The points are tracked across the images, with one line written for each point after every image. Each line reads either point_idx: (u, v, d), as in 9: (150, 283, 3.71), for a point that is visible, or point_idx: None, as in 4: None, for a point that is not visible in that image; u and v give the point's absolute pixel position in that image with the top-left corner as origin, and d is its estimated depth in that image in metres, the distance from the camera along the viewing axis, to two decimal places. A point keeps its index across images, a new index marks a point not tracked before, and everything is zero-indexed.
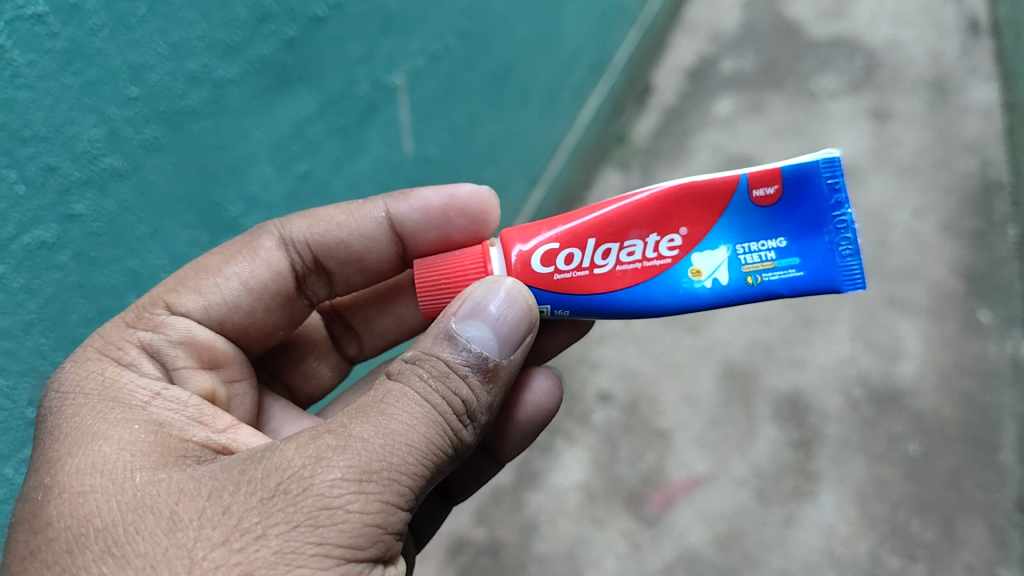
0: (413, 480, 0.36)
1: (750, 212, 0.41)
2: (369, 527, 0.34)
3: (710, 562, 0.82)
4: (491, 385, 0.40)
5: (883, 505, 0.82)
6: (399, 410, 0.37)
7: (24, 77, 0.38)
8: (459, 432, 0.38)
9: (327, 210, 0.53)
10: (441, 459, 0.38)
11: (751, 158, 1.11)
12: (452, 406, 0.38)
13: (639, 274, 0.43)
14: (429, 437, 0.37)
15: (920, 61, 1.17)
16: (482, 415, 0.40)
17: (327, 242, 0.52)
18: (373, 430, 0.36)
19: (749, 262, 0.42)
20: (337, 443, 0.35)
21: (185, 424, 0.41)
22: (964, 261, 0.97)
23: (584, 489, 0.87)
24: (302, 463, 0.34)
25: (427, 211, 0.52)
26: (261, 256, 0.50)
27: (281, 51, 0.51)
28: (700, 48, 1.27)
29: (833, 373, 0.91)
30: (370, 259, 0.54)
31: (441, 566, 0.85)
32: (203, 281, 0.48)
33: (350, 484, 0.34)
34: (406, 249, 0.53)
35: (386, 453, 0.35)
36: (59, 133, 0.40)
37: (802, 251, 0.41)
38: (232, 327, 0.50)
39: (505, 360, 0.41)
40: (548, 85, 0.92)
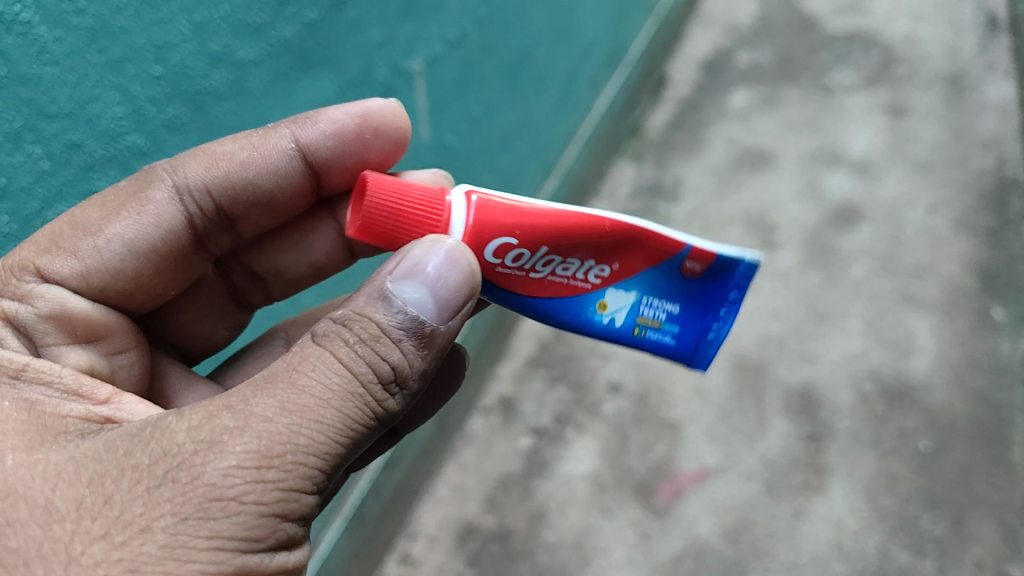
0: (322, 458, 0.34)
1: (671, 275, 0.41)
2: (264, 516, 0.32)
3: (718, 553, 0.82)
4: (427, 350, 0.37)
5: (893, 500, 0.82)
6: (314, 382, 0.34)
7: (50, 54, 0.38)
8: (382, 400, 0.36)
9: (224, 144, 0.47)
10: (360, 433, 0.35)
11: (767, 152, 1.10)
12: (378, 373, 0.36)
13: (560, 289, 0.41)
14: (346, 414, 0.34)
15: (938, 57, 1.16)
16: (415, 379, 0.37)
17: (231, 182, 0.47)
18: (279, 408, 0.33)
19: (643, 316, 0.42)
20: (235, 423, 0.32)
21: (59, 400, 0.37)
22: (979, 257, 0.96)
23: (593, 478, 0.87)
24: (194, 448, 0.31)
25: (338, 132, 0.48)
26: (147, 209, 0.45)
27: (302, 34, 0.51)
28: (716, 40, 1.26)
29: (845, 367, 0.91)
30: (280, 196, 0.50)
31: (449, 550, 0.86)
32: (80, 242, 0.43)
33: (246, 472, 0.31)
34: (320, 176, 0.50)
35: (292, 434, 0.33)
36: (83, 110, 0.41)
37: (685, 323, 0.42)
38: (117, 287, 0.46)
39: (442, 325, 0.38)
40: (563, 74, 0.92)
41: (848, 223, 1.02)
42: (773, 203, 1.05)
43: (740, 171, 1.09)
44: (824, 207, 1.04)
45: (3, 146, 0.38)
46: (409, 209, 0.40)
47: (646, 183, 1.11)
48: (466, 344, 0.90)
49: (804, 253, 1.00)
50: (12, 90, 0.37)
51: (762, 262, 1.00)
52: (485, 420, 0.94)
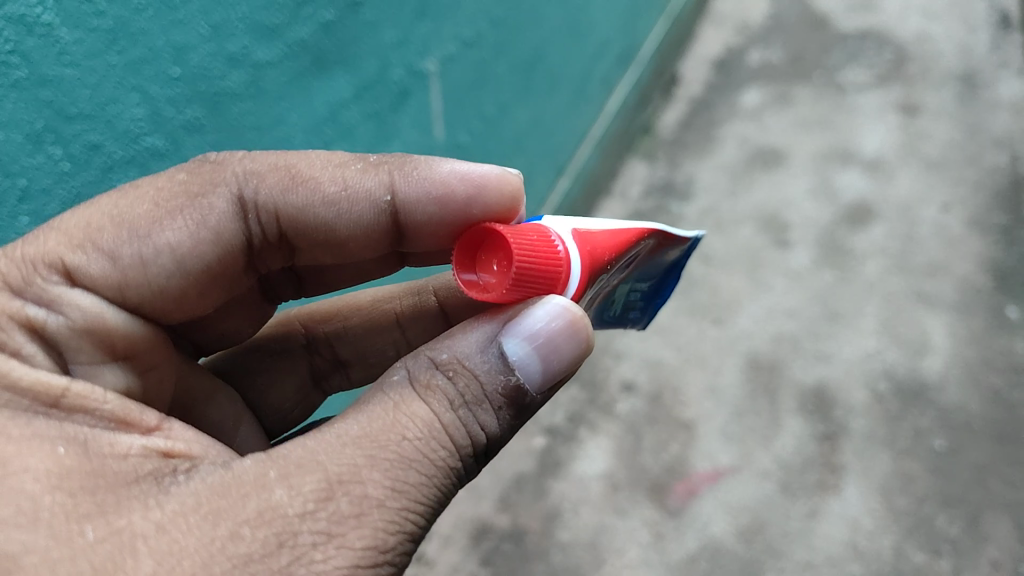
0: (421, 534, 0.35)
1: (667, 263, 0.45)
2: None
3: (732, 553, 0.82)
4: (519, 419, 0.38)
5: (908, 500, 0.82)
6: (424, 455, 0.35)
7: (71, 55, 0.39)
8: (468, 471, 0.37)
9: (319, 174, 0.45)
10: (444, 506, 0.36)
11: (779, 151, 1.10)
12: (475, 448, 0.37)
13: (599, 298, 0.42)
14: (440, 492, 0.35)
15: (951, 54, 1.16)
16: (498, 448, 0.39)
17: (301, 218, 0.46)
18: (393, 492, 0.33)
19: (633, 299, 0.46)
20: (353, 509, 0.32)
21: (109, 432, 0.34)
22: (993, 256, 0.96)
23: (607, 478, 0.87)
24: (315, 538, 0.31)
25: (443, 201, 0.45)
26: (205, 222, 0.43)
27: (318, 34, 0.52)
28: (728, 38, 1.25)
29: (859, 366, 0.90)
30: (351, 243, 0.48)
31: (464, 550, 0.86)
32: (131, 248, 0.40)
33: (364, 565, 0.32)
34: (404, 232, 0.47)
35: (403, 522, 0.33)
36: (103, 111, 0.41)
37: (650, 296, 0.47)
38: (153, 301, 0.43)
39: (539, 395, 0.38)
40: (576, 74, 0.92)
41: (861, 222, 1.01)
42: (785, 202, 1.05)
43: (753, 170, 1.09)
44: (838, 206, 1.03)
45: (23, 146, 0.39)
46: (546, 264, 0.35)
47: (659, 182, 1.11)
48: None
49: (818, 252, 1.00)
50: (31, 92, 0.38)
51: (776, 261, 0.99)
52: None
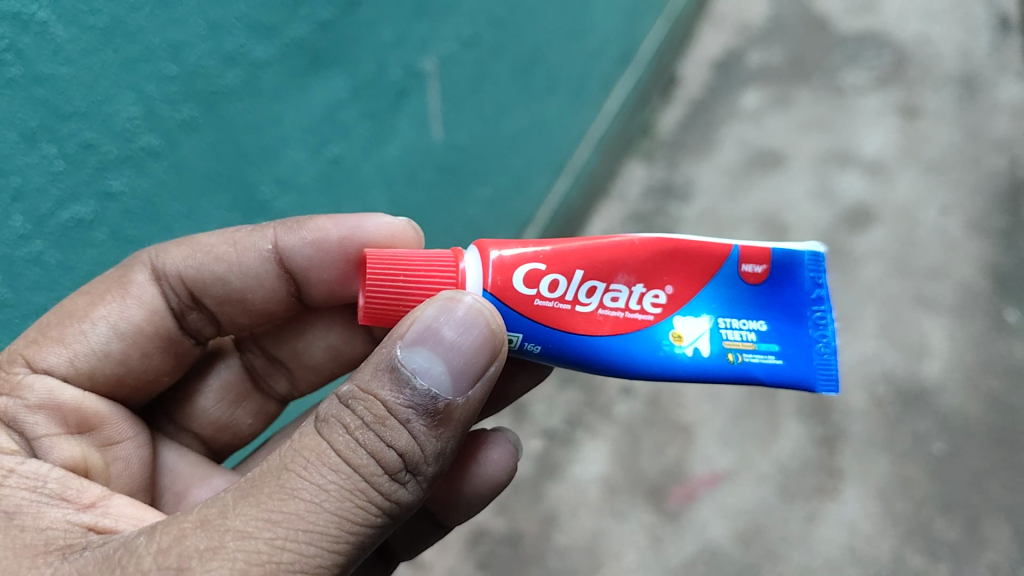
0: (327, 562, 0.33)
1: (735, 283, 0.42)
2: None
3: (730, 556, 0.81)
4: (442, 429, 0.36)
5: (908, 504, 0.82)
6: (310, 483, 0.34)
7: (66, 53, 0.38)
8: (389, 491, 0.35)
9: (208, 237, 0.49)
10: (364, 531, 0.35)
11: (778, 153, 1.10)
12: (383, 465, 0.35)
13: (619, 324, 0.41)
14: (342, 516, 0.34)
15: (950, 57, 1.16)
16: (429, 464, 0.37)
17: (203, 277, 0.49)
18: (261, 521, 0.32)
19: (730, 339, 0.42)
20: (210, 543, 0.31)
21: (41, 507, 0.37)
22: (992, 259, 0.96)
23: (605, 481, 0.87)
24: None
25: (320, 243, 0.49)
26: (129, 299, 0.47)
27: (316, 33, 0.51)
28: (727, 39, 1.25)
29: (859, 369, 0.90)
30: (253, 298, 0.51)
31: (460, 554, 0.85)
32: (68, 332, 0.45)
33: None
34: (298, 288, 0.51)
35: (276, 550, 0.32)
36: (97, 110, 0.40)
37: (782, 339, 0.42)
38: (105, 379, 0.48)
39: (460, 398, 0.37)
40: (575, 75, 0.91)
41: (860, 224, 1.01)
42: (785, 204, 1.04)
43: (752, 173, 1.08)
44: (837, 208, 1.03)
45: (17, 145, 0.38)
46: (415, 266, 0.40)
47: (657, 183, 1.10)
48: None
49: None
50: (25, 90, 0.37)
51: None
52: (495, 421, 0.93)
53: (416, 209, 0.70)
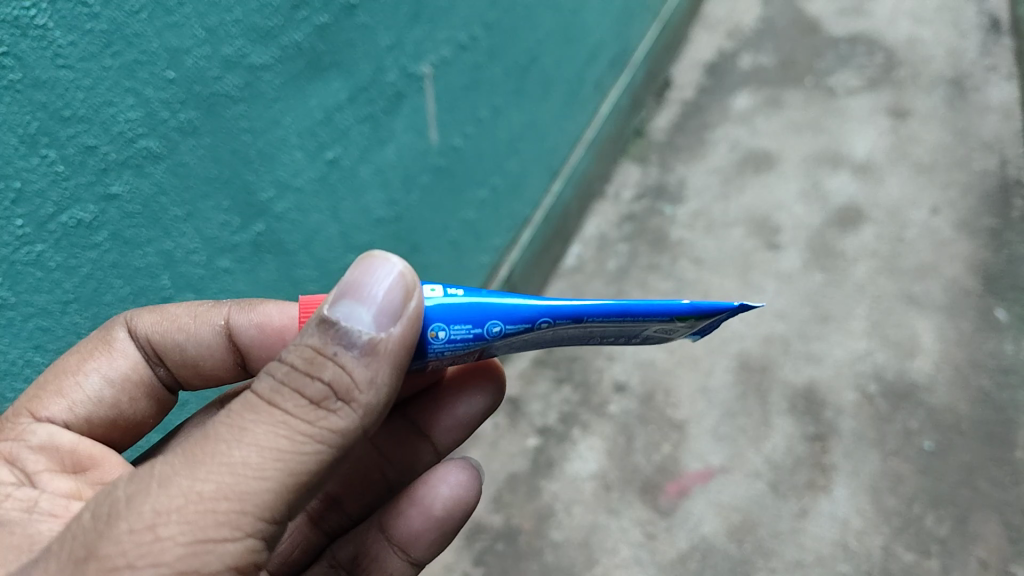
0: (260, 491, 0.32)
1: None
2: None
3: (723, 552, 0.82)
4: (371, 360, 0.35)
5: (898, 500, 0.83)
6: (232, 425, 0.33)
7: (65, 58, 0.39)
8: (319, 421, 0.34)
9: (175, 308, 0.49)
10: (300, 460, 0.34)
11: (771, 154, 1.11)
12: (308, 396, 0.34)
13: None
14: (268, 446, 0.33)
15: (941, 59, 1.17)
16: (364, 394, 0.36)
17: (170, 343, 0.48)
18: (182, 463, 0.32)
19: None
20: (135, 490, 0.32)
21: (33, 519, 0.38)
22: (981, 258, 0.97)
23: (600, 478, 0.88)
24: (94, 529, 0.31)
25: (264, 327, 0.49)
26: (117, 352, 0.47)
27: (313, 37, 0.52)
28: (720, 43, 1.27)
29: (850, 367, 0.91)
30: (206, 365, 0.50)
31: (457, 550, 0.86)
32: (63, 384, 0.45)
33: (138, 534, 0.31)
34: (244, 360, 0.50)
35: (193, 487, 0.32)
36: (97, 114, 0.41)
37: None
38: (97, 422, 0.47)
39: (384, 333, 0.36)
40: (569, 77, 0.92)
41: (851, 224, 1.02)
42: (776, 204, 1.06)
43: (745, 173, 1.10)
44: (828, 208, 1.04)
45: (18, 149, 0.39)
46: None
47: (651, 184, 1.12)
48: None
49: (809, 254, 1.01)
50: (27, 94, 0.38)
51: (766, 262, 1.00)
52: (492, 419, 0.94)
53: (413, 211, 0.72)
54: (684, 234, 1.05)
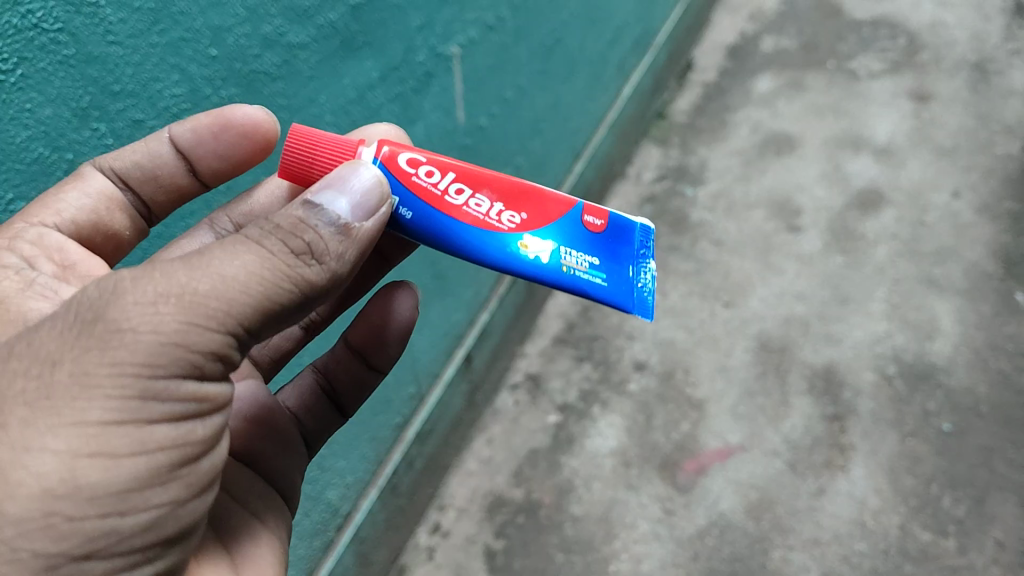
0: (248, 306, 0.33)
1: (575, 225, 0.44)
2: (165, 347, 0.31)
3: (742, 529, 0.83)
4: (346, 243, 0.36)
5: (915, 480, 0.84)
6: (224, 248, 0.33)
7: (115, 35, 0.40)
8: (301, 270, 0.34)
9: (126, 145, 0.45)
10: (280, 292, 0.33)
11: (793, 138, 1.11)
12: (291, 244, 0.34)
13: (478, 222, 0.43)
14: (256, 268, 0.33)
15: (964, 43, 1.17)
16: (334, 259, 0.36)
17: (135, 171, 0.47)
18: (184, 263, 0.32)
19: (566, 262, 0.44)
20: (138, 272, 0.31)
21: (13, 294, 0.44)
22: (1002, 242, 0.97)
23: (619, 455, 0.89)
24: (100, 293, 0.31)
25: (197, 130, 0.45)
26: (86, 181, 0.45)
27: (347, 17, 0.53)
28: (742, 26, 1.27)
29: (868, 349, 0.92)
30: (164, 174, 0.48)
31: (478, 523, 0.88)
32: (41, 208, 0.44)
33: (141, 304, 0.30)
34: (194, 163, 0.48)
35: (191, 280, 0.31)
36: (145, 90, 0.43)
37: (609, 270, 0.45)
38: (82, 224, 0.48)
39: (359, 225, 0.37)
40: (594, 57, 0.93)
41: (871, 207, 1.03)
42: (798, 186, 1.06)
43: (766, 155, 1.10)
44: (849, 191, 1.05)
45: (70, 123, 0.40)
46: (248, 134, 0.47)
47: (671, 167, 1.12)
48: (495, 320, 0.91)
49: (829, 236, 1.01)
50: (79, 70, 0.39)
51: (787, 245, 1.01)
52: (513, 397, 0.96)
53: None
54: (705, 215, 1.06)
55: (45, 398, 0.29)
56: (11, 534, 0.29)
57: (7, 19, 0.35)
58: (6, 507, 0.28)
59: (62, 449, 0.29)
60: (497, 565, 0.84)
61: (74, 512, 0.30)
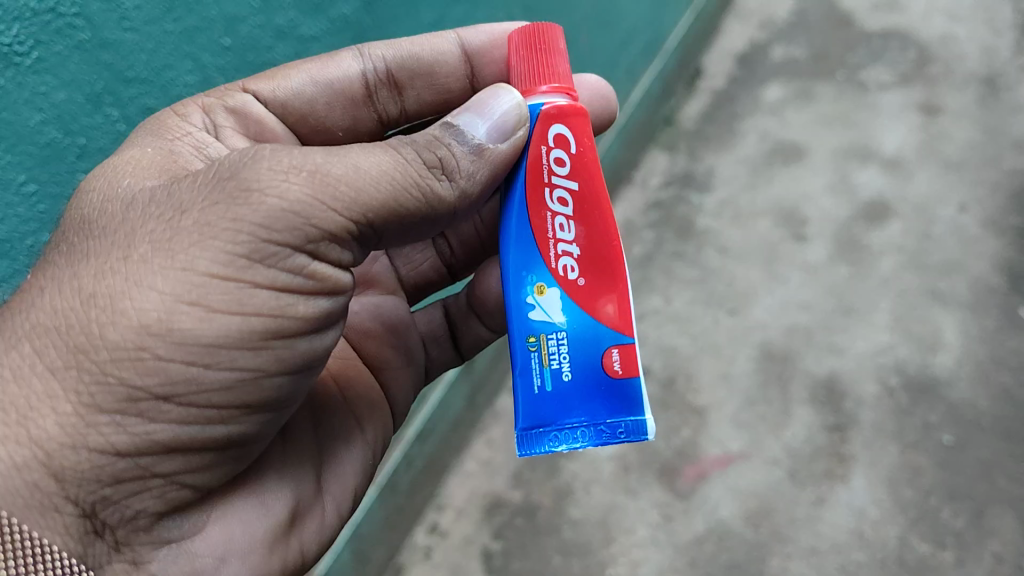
0: (365, 200, 0.39)
1: (598, 345, 0.45)
2: (286, 213, 0.37)
3: (739, 536, 0.83)
4: (477, 162, 0.42)
5: (915, 492, 0.83)
6: (365, 148, 0.40)
7: (131, 21, 0.41)
8: (423, 179, 0.41)
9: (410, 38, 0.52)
10: (400, 194, 0.40)
11: (801, 147, 1.11)
12: (419, 158, 0.41)
13: (538, 234, 0.45)
14: (384, 168, 0.40)
15: (974, 57, 1.17)
16: (460, 178, 0.42)
17: (405, 62, 0.52)
18: (327, 151, 0.39)
19: (547, 339, 0.45)
20: (286, 148, 0.39)
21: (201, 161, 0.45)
22: (1008, 257, 0.97)
23: (619, 458, 0.89)
24: (247, 156, 0.38)
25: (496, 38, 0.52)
26: (332, 62, 0.50)
27: (360, 12, 0.54)
28: (752, 35, 1.27)
29: (870, 360, 0.92)
30: (439, 72, 0.52)
31: (477, 523, 0.88)
32: (277, 71, 0.49)
33: (279, 172, 0.37)
34: (473, 75, 0.52)
35: (326, 164, 0.38)
36: (157, 77, 0.44)
37: (563, 396, 0.44)
38: (293, 110, 0.50)
39: (496, 146, 0.43)
40: (604, 61, 0.93)
41: (878, 219, 1.03)
42: (804, 196, 1.06)
43: (773, 164, 1.10)
44: (855, 202, 1.05)
45: (84, 107, 0.41)
46: None
47: (678, 173, 1.12)
48: None
49: (834, 246, 1.01)
50: (93, 54, 0.41)
51: (792, 254, 1.01)
52: None
53: None
54: (711, 222, 1.06)
55: (173, 237, 0.37)
56: (105, 358, 0.36)
57: (23, 2, 0.37)
58: (108, 332, 0.36)
59: (165, 291, 0.36)
60: (495, 565, 0.85)
61: (163, 353, 0.36)
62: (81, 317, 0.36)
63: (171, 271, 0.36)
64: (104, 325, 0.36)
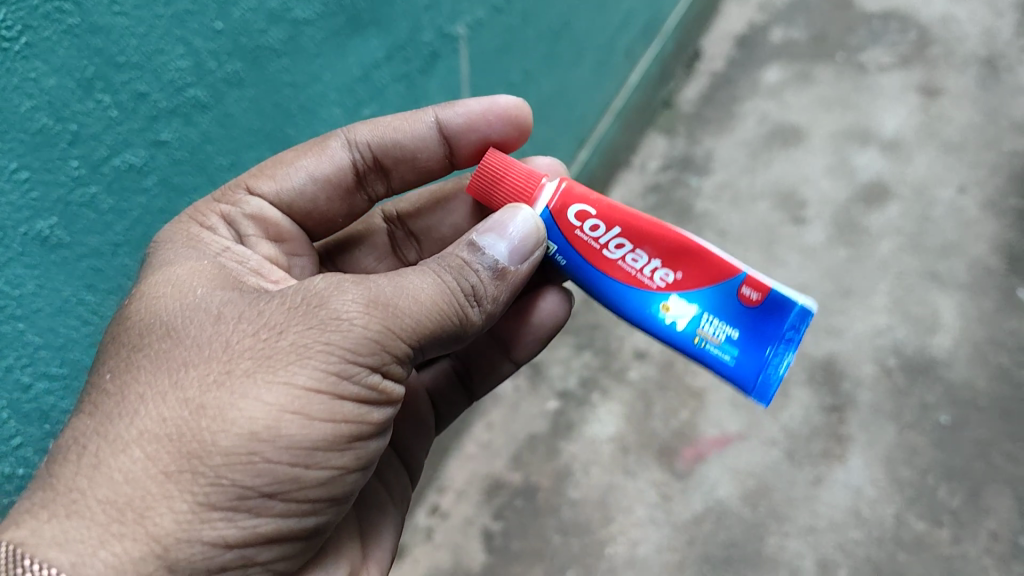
0: (422, 330, 0.42)
1: (727, 292, 0.46)
2: (367, 340, 0.39)
3: (737, 515, 0.84)
4: (500, 287, 0.46)
5: (912, 471, 0.84)
6: (418, 276, 0.43)
7: (121, 6, 0.41)
8: (466, 311, 0.44)
9: (387, 116, 0.56)
10: (447, 322, 0.43)
11: (801, 130, 1.11)
12: (460, 286, 0.44)
13: (628, 277, 0.49)
14: (437, 298, 0.42)
15: (975, 38, 1.17)
16: (488, 304, 0.45)
17: (387, 146, 0.56)
18: (388, 280, 0.42)
19: (697, 329, 0.47)
20: (356, 280, 0.41)
21: (244, 273, 0.49)
22: (1006, 238, 0.97)
23: (617, 441, 0.89)
24: (324, 287, 0.41)
25: (469, 117, 0.55)
26: (325, 154, 0.54)
27: None
28: (752, 17, 1.26)
29: (869, 341, 0.92)
30: (421, 157, 0.57)
31: (477, 505, 0.89)
32: (279, 171, 0.53)
33: (358, 306, 0.40)
34: (452, 150, 0.57)
35: (394, 295, 0.41)
36: (149, 62, 0.43)
37: (742, 349, 0.46)
38: (299, 207, 0.55)
39: (514, 267, 0.46)
40: (602, 43, 0.93)
41: (876, 201, 1.03)
42: (803, 178, 1.06)
43: (772, 147, 1.10)
44: (854, 184, 1.05)
45: (75, 92, 0.41)
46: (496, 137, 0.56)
47: (676, 156, 1.12)
48: None
49: (833, 229, 1.01)
50: (83, 39, 0.40)
51: (791, 237, 1.01)
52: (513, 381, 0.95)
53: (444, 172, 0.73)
54: (710, 206, 1.06)
55: (271, 355, 0.38)
56: (217, 462, 0.36)
57: None
58: (220, 438, 0.36)
59: (272, 400, 0.37)
60: (494, 546, 0.86)
61: (272, 456, 0.37)
62: (192, 425, 0.36)
63: (272, 383, 0.38)
64: (217, 431, 0.36)
